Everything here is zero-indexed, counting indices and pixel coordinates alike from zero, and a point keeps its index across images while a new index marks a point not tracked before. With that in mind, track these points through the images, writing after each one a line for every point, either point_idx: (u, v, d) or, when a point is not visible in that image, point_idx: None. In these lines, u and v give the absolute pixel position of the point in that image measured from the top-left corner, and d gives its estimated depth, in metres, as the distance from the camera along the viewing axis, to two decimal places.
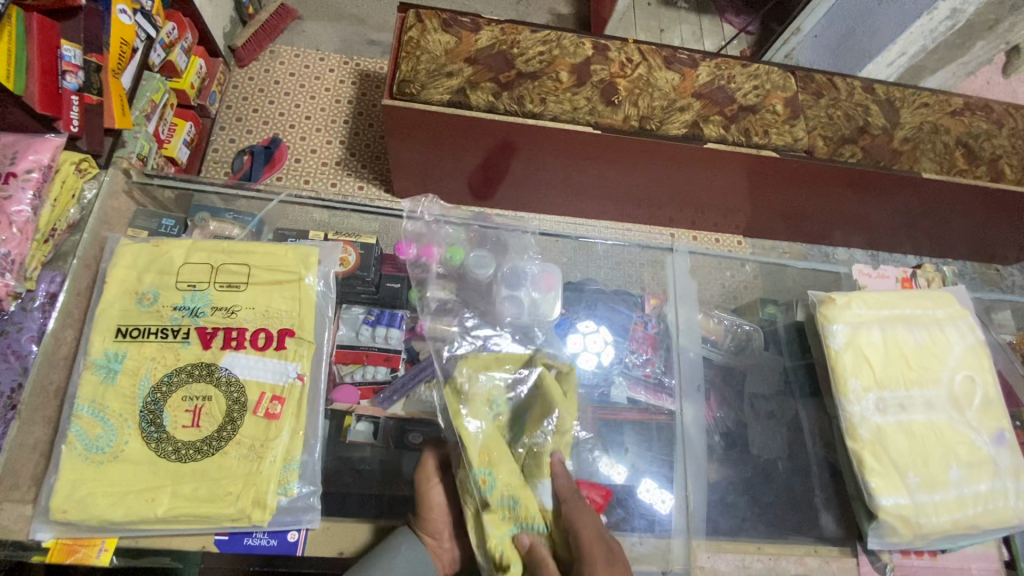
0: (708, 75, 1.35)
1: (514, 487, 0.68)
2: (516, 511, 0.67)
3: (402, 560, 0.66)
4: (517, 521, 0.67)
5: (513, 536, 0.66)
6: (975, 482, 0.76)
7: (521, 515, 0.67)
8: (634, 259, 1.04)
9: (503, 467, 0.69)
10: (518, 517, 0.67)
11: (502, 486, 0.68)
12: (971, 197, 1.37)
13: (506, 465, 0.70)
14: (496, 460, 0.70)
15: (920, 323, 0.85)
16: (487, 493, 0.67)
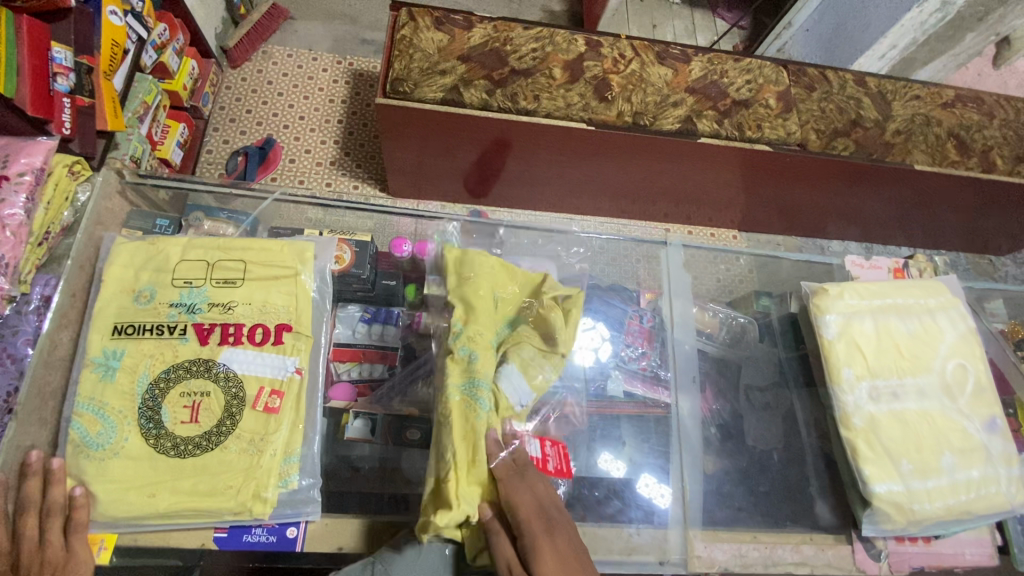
0: (701, 69, 1.35)
1: (480, 344, 0.73)
2: (474, 363, 0.71)
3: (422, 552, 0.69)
4: (472, 373, 0.70)
5: (461, 387, 0.69)
6: (968, 469, 0.76)
7: (478, 366, 0.71)
8: (628, 253, 1.04)
9: (480, 326, 0.75)
10: (472, 371, 0.70)
11: (466, 338, 0.73)
12: (964, 188, 1.38)
13: (480, 326, 0.75)
14: (475, 317, 0.75)
15: (912, 312, 0.86)
16: (452, 339, 0.73)
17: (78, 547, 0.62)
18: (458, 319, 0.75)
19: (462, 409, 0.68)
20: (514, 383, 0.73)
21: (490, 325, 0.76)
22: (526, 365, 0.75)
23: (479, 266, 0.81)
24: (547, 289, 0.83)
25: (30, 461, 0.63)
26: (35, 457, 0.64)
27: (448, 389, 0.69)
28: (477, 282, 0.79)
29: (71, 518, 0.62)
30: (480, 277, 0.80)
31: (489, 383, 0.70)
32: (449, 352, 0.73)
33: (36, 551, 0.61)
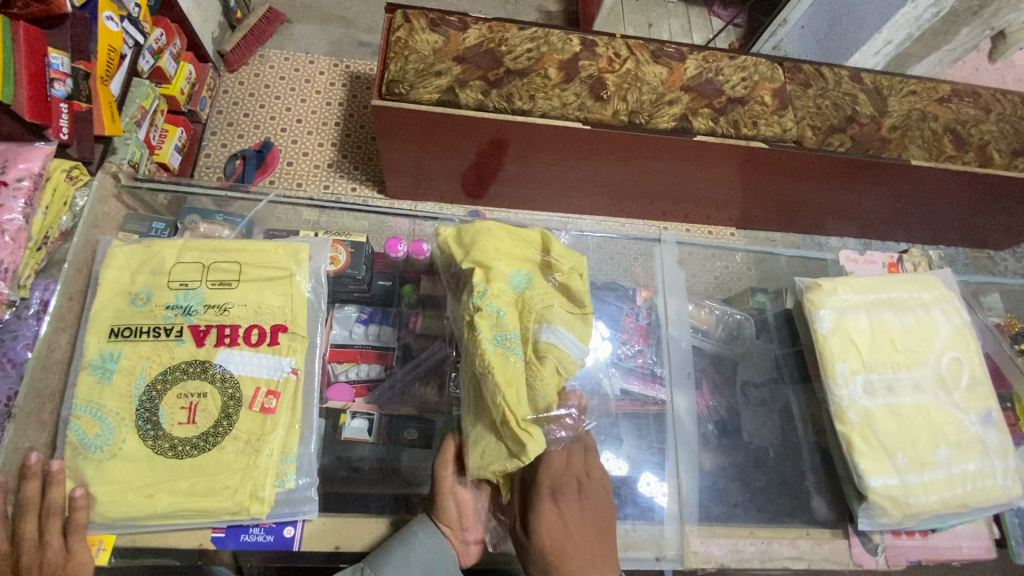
0: (696, 68, 1.35)
1: (504, 301, 0.75)
2: (503, 319, 0.73)
3: (416, 549, 0.68)
4: (501, 328, 0.72)
5: (496, 343, 0.71)
6: (963, 462, 0.76)
7: (507, 323, 0.73)
8: (623, 250, 1.02)
9: (500, 283, 0.76)
10: (501, 326, 0.72)
11: (492, 297, 0.74)
12: (961, 183, 1.38)
13: (501, 285, 0.76)
14: (495, 278, 0.76)
15: (906, 306, 0.86)
16: (478, 299, 0.73)
17: (78, 548, 0.62)
18: (477, 279, 0.75)
19: (501, 360, 0.70)
20: (560, 340, 0.74)
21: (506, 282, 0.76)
22: (569, 326, 0.77)
23: (488, 234, 0.81)
24: (555, 258, 0.83)
25: (30, 464, 0.64)
26: (35, 459, 0.64)
27: (482, 343, 0.70)
28: (483, 243, 0.79)
29: (71, 521, 0.62)
30: (485, 245, 0.79)
31: (518, 339, 0.72)
32: (476, 311, 0.74)
33: (36, 552, 0.61)
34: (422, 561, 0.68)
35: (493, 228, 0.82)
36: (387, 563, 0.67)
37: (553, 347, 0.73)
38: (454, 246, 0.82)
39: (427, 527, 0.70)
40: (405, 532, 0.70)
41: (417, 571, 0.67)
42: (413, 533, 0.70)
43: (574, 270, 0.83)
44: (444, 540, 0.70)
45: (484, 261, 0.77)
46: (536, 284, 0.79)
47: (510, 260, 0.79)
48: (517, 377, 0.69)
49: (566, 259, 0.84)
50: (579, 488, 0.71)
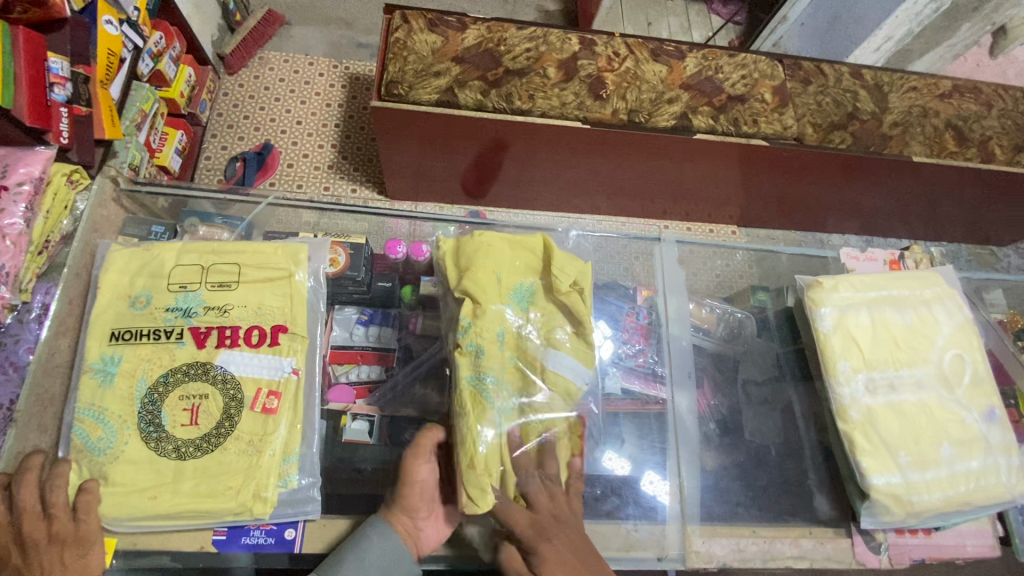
0: (695, 66, 1.35)
1: (487, 339, 0.74)
2: (482, 358, 0.73)
3: (369, 549, 0.66)
4: (481, 366, 0.72)
5: (471, 382, 0.72)
6: (967, 459, 0.76)
7: (490, 359, 0.73)
8: (624, 250, 1.03)
9: (486, 319, 0.75)
10: (480, 364, 0.73)
11: (473, 333, 0.74)
12: (963, 179, 1.38)
13: (489, 319, 0.75)
14: (484, 310, 0.76)
15: (908, 304, 0.86)
16: (460, 335, 0.74)
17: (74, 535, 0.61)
18: (464, 313, 0.76)
19: (480, 399, 0.71)
20: (564, 364, 0.76)
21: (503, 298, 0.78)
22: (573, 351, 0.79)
23: (485, 252, 0.81)
24: (557, 276, 0.81)
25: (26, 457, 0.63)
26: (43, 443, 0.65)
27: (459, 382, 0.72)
28: (478, 270, 0.78)
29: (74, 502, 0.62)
30: (479, 269, 0.79)
31: (495, 375, 0.73)
32: (457, 346, 0.74)
33: (41, 523, 0.60)
34: (378, 563, 0.66)
35: (493, 243, 0.82)
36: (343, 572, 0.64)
37: (558, 376, 0.75)
38: (449, 270, 0.81)
39: (383, 532, 0.67)
40: (359, 538, 0.67)
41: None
42: (369, 540, 0.67)
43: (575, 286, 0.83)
44: (401, 542, 0.67)
45: (473, 291, 0.77)
46: (535, 302, 0.81)
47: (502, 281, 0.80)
48: (490, 417, 0.70)
49: (568, 271, 0.83)
50: (556, 521, 0.67)
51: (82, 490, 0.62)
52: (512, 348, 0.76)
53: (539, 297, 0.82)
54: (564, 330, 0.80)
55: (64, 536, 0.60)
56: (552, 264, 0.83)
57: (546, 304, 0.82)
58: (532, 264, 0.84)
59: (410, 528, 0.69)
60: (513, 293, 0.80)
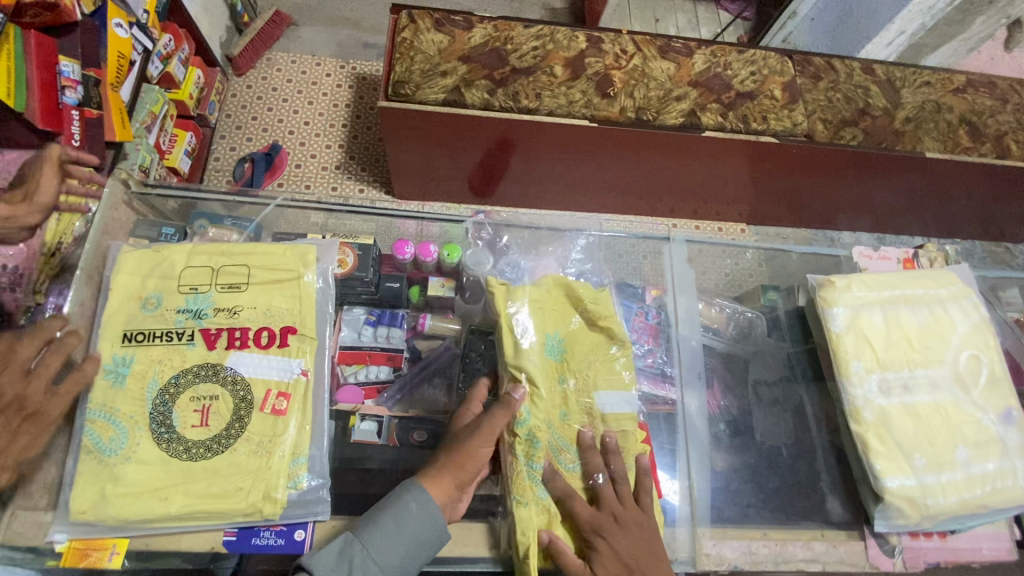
0: (704, 63, 1.34)
1: (541, 427, 0.74)
2: (537, 447, 0.72)
3: (407, 518, 0.66)
4: (534, 454, 0.72)
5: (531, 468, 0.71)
6: (982, 462, 0.75)
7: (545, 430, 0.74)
8: (631, 249, 1.01)
9: (540, 403, 0.74)
10: (533, 452, 0.72)
11: (532, 421, 0.73)
12: (978, 175, 1.35)
13: (541, 403, 0.75)
14: (538, 389, 0.75)
15: (922, 303, 0.84)
16: (518, 424, 0.73)
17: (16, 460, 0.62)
18: (522, 401, 0.74)
19: (529, 489, 0.70)
20: (617, 403, 0.77)
21: (541, 352, 0.78)
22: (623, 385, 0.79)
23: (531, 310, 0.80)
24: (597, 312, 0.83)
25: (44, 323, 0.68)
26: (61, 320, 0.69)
27: (519, 472, 0.71)
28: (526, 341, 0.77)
29: (87, 498, 0.63)
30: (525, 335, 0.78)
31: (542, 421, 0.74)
32: (512, 434, 0.73)
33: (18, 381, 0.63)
34: (415, 533, 0.66)
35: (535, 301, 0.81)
36: (379, 536, 0.65)
37: (615, 415, 0.77)
38: (503, 335, 0.78)
39: (420, 499, 0.67)
40: (397, 503, 0.67)
41: (409, 541, 0.65)
42: (407, 507, 0.66)
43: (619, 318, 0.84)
44: (438, 510, 0.67)
45: (527, 365, 0.75)
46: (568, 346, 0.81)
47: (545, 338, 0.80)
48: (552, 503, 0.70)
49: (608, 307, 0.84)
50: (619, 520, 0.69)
51: (98, 483, 0.64)
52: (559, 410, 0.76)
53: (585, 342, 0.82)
54: (608, 360, 0.81)
55: (30, 405, 0.63)
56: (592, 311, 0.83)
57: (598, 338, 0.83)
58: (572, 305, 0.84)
59: (451, 494, 0.69)
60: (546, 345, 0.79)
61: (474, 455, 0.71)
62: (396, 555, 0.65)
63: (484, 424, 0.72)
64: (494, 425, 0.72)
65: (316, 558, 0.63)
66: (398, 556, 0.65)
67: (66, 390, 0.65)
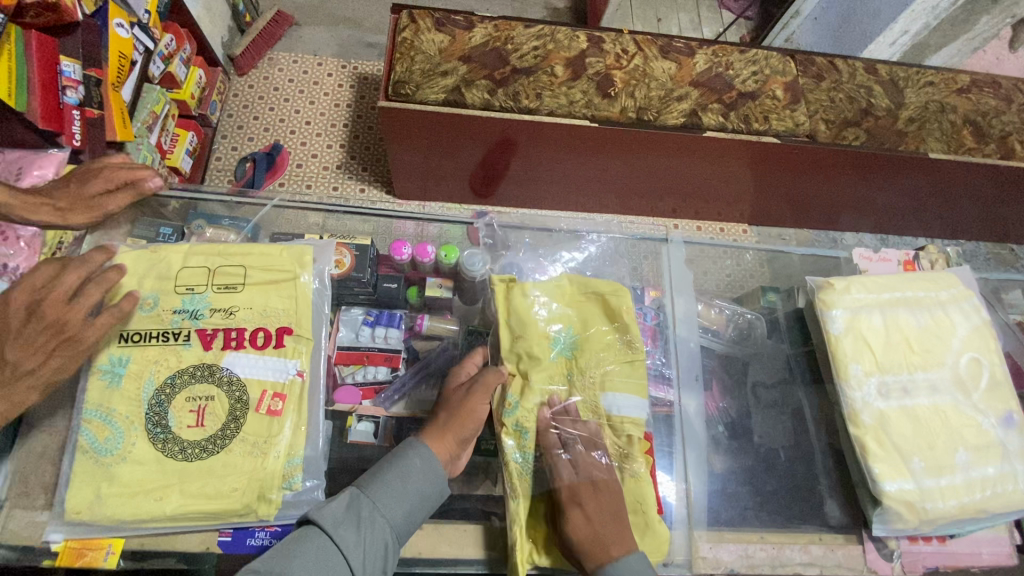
0: (706, 62, 1.33)
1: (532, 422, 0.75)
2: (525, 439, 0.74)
3: (412, 472, 0.67)
4: (523, 444, 0.74)
5: (515, 457, 0.73)
6: (982, 466, 0.74)
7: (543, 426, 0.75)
8: (629, 250, 0.99)
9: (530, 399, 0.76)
10: (522, 443, 0.74)
11: (520, 414, 0.75)
12: (982, 176, 1.34)
13: (534, 397, 0.76)
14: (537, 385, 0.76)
15: (922, 306, 0.84)
16: (506, 414, 0.75)
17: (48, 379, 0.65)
18: (512, 390, 0.76)
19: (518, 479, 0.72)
20: (627, 406, 0.77)
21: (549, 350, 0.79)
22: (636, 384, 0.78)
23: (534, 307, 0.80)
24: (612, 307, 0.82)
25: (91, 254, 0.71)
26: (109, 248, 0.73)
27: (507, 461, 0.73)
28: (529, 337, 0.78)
29: (83, 498, 0.63)
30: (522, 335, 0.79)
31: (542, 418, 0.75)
32: (501, 423, 0.75)
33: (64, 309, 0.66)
34: (419, 489, 0.67)
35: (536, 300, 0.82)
36: (385, 490, 0.65)
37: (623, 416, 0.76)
38: (501, 329, 0.79)
39: (424, 454, 0.68)
40: (402, 459, 0.68)
41: (413, 496, 0.66)
42: (411, 462, 0.67)
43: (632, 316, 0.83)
44: (441, 466, 0.68)
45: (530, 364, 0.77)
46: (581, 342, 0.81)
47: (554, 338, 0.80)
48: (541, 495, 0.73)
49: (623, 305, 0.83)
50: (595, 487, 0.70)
51: (93, 483, 0.64)
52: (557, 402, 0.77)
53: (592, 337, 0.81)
54: (620, 359, 0.80)
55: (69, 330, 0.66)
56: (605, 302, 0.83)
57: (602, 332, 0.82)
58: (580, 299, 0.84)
59: (453, 451, 0.71)
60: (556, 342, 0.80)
61: (473, 411, 0.72)
62: (401, 510, 0.65)
63: (481, 383, 0.74)
64: (489, 385, 0.74)
65: (322, 511, 0.63)
66: (403, 511, 0.65)
67: (101, 322, 0.67)
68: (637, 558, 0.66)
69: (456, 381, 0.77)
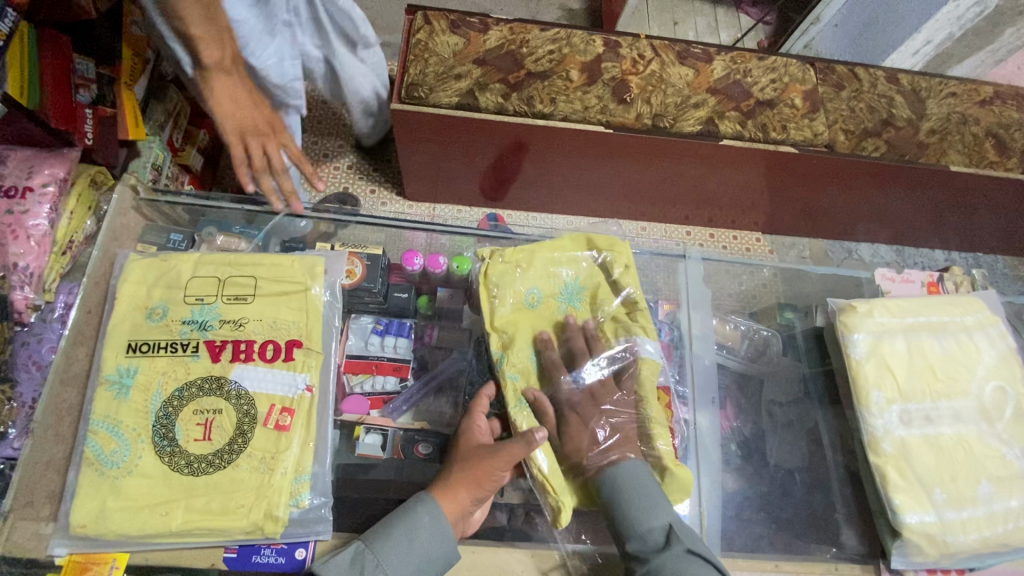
0: (723, 69, 1.31)
1: (521, 365, 0.81)
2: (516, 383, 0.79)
3: (420, 531, 0.65)
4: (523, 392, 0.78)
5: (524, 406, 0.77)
6: (1006, 498, 0.72)
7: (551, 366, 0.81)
8: (645, 265, 0.97)
9: (517, 349, 0.82)
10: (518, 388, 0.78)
11: (512, 362, 0.80)
12: (1004, 190, 1.31)
13: (518, 346, 0.82)
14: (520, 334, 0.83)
15: (947, 331, 0.82)
16: (497, 366, 0.80)
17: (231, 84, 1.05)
18: (495, 347, 0.82)
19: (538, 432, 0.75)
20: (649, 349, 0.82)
21: (549, 299, 0.87)
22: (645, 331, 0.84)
23: (530, 253, 0.89)
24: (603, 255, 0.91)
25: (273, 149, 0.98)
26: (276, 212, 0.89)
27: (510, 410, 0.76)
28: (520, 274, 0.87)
29: (89, 512, 0.62)
30: (507, 291, 0.85)
31: (533, 358, 0.82)
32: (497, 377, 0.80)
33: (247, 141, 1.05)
34: (426, 548, 0.65)
35: (528, 254, 0.89)
36: (391, 548, 0.64)
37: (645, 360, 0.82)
38: (481, 289, 0.85)
39: (434, 513, 0.66)
40: (410, 515, 0.66)
41: (419, 557, 0.64)
42: (419, 518, 0.66)
43: (625, 263, 0.90)
44: (449, 526, 0.66)
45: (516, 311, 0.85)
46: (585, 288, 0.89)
47: (549, 286, 0.88)
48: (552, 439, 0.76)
49: (616, 257, 0.90)
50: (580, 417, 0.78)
51: (100, 498, 0.63)
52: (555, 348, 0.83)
53: (586, 284, 0.89)
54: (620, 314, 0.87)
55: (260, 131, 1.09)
56: (597, 242, 0.91)
57: (598, 281, 0.89)
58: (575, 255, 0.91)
59: (464, 509, 0.68)
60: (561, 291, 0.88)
61: (490, 472, 0.69)
62: (406, 570, 0.63)
63: (500, 450, 0.70)
64: (512, 456, 0.70)
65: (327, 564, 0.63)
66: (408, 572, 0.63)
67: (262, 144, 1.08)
68: (637, 466, 0.73)
69: (475, 429, 0.75)
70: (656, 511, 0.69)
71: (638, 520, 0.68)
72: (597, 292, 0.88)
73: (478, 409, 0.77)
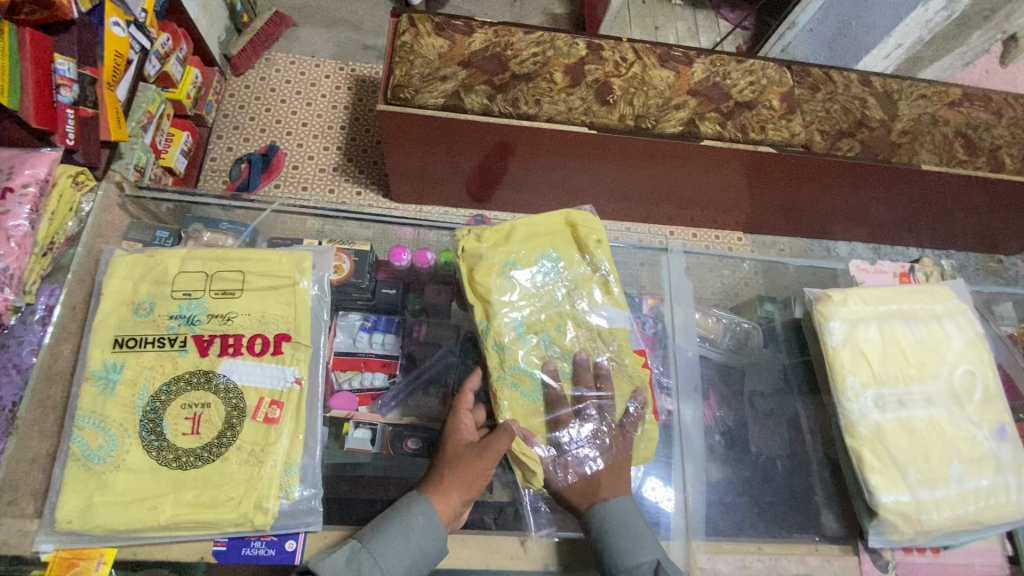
0: (704, 71, 1.34)
1: (506, 337, 0.80)
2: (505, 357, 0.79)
3: (414, 531, 0.66)
4: (506, 365, 0.79)
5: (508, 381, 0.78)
6: (976, 478, 0.75)
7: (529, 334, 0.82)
8: (627, 259, 0.99)
9: (501, 321, 0.80)
10: (504, 363, 0.79)
11: (496, 333, 0.80)
12: (972, 189, 1.36)
13: (501, 317, 0.81)
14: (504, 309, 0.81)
15: (919, 318, 0.85)
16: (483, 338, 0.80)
17: None
18: (479, 317, 0.81)
19: (523, 410, 0.78)
20: (613, 316, 0.85)
21: (534, 272, 0.85)
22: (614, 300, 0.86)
23: (514, 228, 0.86)
24: (585, 231, 0.88)
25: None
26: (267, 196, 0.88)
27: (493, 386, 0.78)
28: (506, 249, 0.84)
29: (76, 509, 0.62)
30: (484, 262, 0.83)
31: (520, 330, 0.81)
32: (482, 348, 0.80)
33: None
34: (419, 551, 0.65)
35: (513, 228, 0.86)
36: (385, 545, 0.64)
37: (613, 328, 0.84)
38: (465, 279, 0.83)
39: (429, 513, 0.67)
40: (405, 516, 0.67)
41: (411, 557, 0.65)
42: (413, 518, 0.66)
43: (602, 240, 0.89)
44: (442, 524, 0.67)
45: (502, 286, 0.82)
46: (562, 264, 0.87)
47: (527, 260, 0.85)
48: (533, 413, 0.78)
49: (593, 232, 0.89)
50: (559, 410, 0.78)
51: (87, 494, 0.63)
52: (540, 325, 0.83)
53: (562, 260, 0.87)
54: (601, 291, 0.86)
55: None
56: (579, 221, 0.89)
57: (575, 259, 0.88)
58: (558, 231, 0.89)
59: (456, 510, 0.69)
60: (542, 266, 0.85)
61: (480, 473, 0.70)
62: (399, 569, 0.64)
63: (489, 447, 0.71)
64: (499, 451, 0.71)
65: (322, 562, 0.63)
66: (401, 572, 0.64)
67: None
68: (629, 505, 0.71)
69: (461, 426, 0.75)
70: (644, 548, 0.68)
71: (627, 553, 0.67)
72: (576, 271, 0.87)
73: (463, 405, 0.78)
